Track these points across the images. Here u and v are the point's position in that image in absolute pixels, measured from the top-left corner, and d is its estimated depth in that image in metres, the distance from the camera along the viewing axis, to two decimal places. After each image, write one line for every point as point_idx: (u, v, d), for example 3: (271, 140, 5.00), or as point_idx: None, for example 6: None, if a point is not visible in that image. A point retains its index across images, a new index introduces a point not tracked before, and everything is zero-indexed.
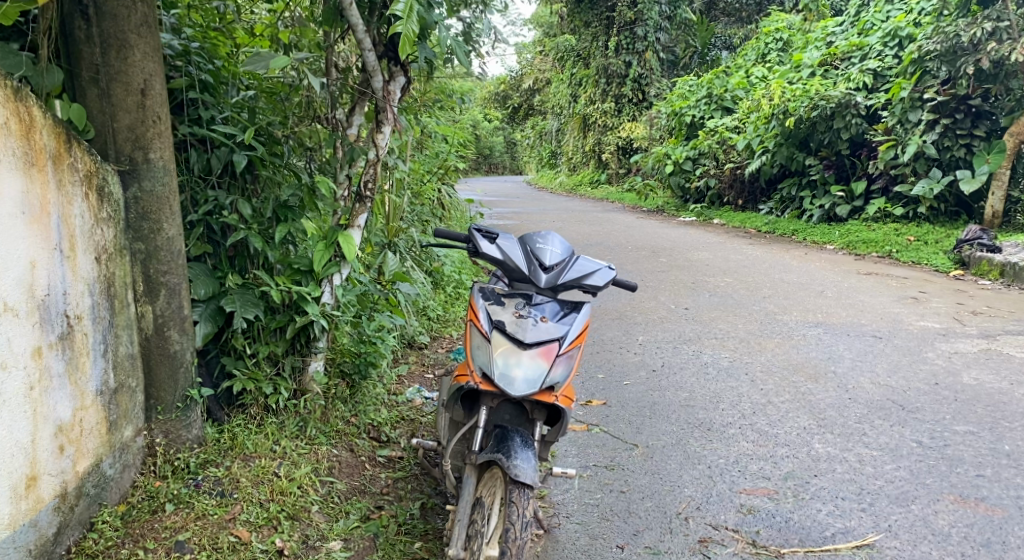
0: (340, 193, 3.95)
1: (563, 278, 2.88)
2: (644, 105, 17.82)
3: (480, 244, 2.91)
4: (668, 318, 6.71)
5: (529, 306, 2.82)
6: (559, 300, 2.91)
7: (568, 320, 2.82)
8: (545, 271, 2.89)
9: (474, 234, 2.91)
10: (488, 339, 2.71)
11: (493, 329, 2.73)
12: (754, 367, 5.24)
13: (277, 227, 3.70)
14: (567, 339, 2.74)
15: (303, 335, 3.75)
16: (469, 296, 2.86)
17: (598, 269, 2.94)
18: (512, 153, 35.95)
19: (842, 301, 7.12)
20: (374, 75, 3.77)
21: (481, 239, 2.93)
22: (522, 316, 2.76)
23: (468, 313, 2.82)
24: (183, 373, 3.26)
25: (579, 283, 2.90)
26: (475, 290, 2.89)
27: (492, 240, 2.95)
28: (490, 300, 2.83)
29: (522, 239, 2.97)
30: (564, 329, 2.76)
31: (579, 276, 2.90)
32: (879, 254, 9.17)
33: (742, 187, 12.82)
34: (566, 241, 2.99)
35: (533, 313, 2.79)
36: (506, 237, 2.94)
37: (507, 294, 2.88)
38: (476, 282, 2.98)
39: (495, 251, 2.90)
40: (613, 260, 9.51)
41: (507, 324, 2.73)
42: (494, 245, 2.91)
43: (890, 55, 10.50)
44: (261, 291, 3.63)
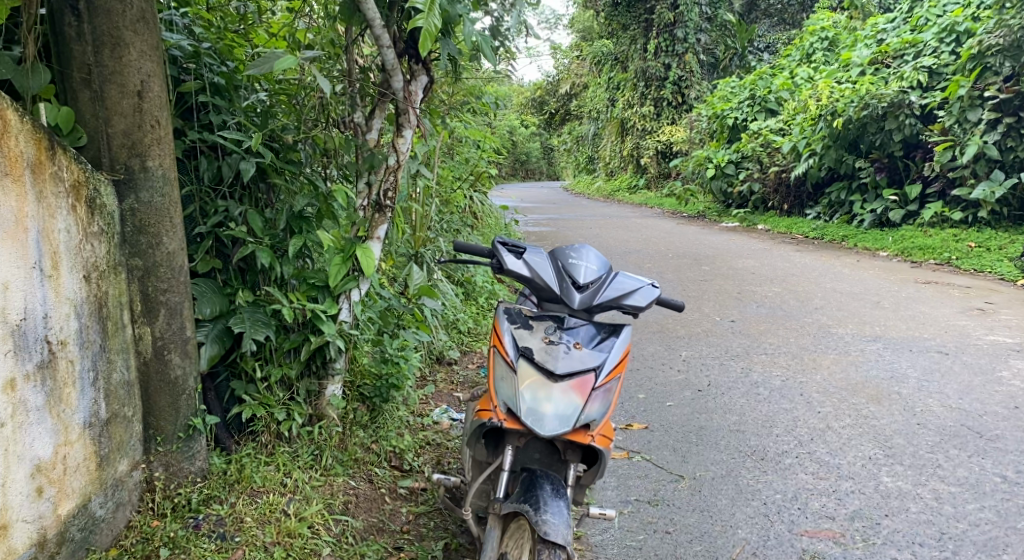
0: (359, 202, 3.60)
1: (599, 298, 2.55)
2: (683, 108, 17.37)
3: (506, 260, 2.59)
4: (713, 332, 6.34)
5: (561, 330, 2.49)
6: (595, 323, 2.57)
7: (605, 346, 2.48)
8: (579, 289, 2.56)
9: (498, 248, 2.60)
10: (514, 369, 2.39)
11: (519, 357, 2.42)
12: (809, 387, 4.85)
13: (291, 239, 3.42)
14: (604, 369, 2.41)
15: (319, 356, 3.49)
16: (493, 318, 2.54)
17: (640, 287, 2.61)
18: (550, 159, 35.64)
19: (901, 314, 6.68)
20: (394, 75, 3.47)
21: (505, 254, 2.61)
22: (553, 343, 2.44)
23: (491, 338, 2.51)
24: (185, 400, 2.99)
25: (618, 303, 2.57)
26: (499, 311, 2.57)
27: (518, 255, 2.63)
28: (515, 324, 2.51)
29: (553, 253, 2.64)
30: (601, 357, 2.43)
31: (618, 296, 2.57)
32: (937, 261, 8.68)
33: (787, 192, 12.33)
34: (602, 256, 2.66)
35: (566, 338, 2.46)
36: (534, 252, 2.62)
37: (535, 316, 2.56)
38: (499, 302, 2.66)
39: (523, 267, 2.58)
40: (653, 268, 9.14)
41: (536, 352, 2.41)
42: (521, 261, 2.59)
43: (946, 51, 9.96)
44: (272, 309, 3.37)
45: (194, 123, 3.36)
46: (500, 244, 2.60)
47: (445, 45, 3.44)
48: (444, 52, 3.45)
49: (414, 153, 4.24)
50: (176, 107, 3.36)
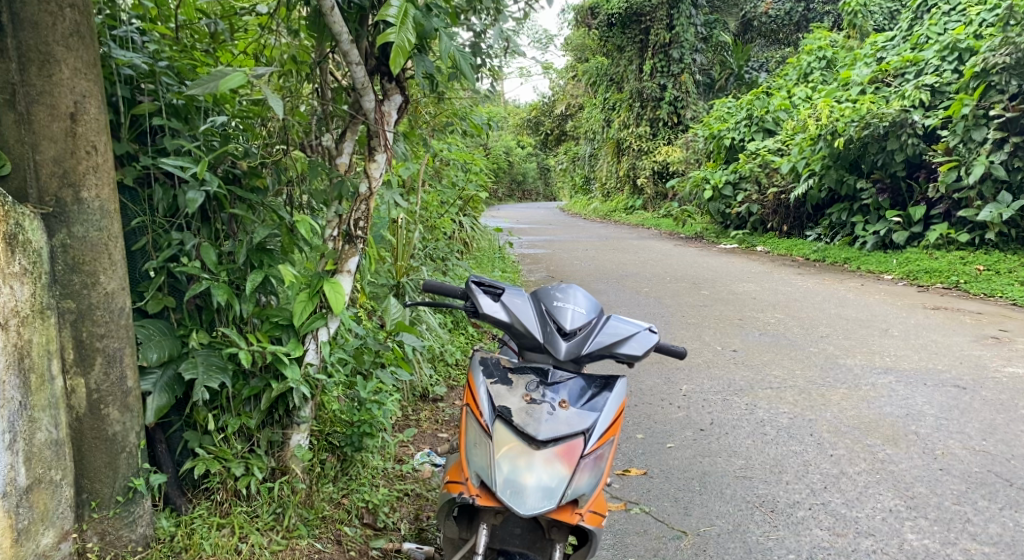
0: (327, 232, 3.26)
1: (588, 347, 2.32)
2: (679, 129, 17.08)
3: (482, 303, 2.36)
4: (715, 362, 6.01)
5: (544, 386, 2.31)
6: (585, 376, 2.38)
7: (597, 404, 2.31)
8: (566, 336, 2.34)
9: (473, 289, 2.38)
10: (489, 435, 2.24)
11: (496, 420, 2.26)
12: (819, 425, 4.54)
13: (252, 272, 3.11)
14: (594, 434, 2.24)
15: (282, 405, 3.17)
16: (468, 371, 2.38)
17: (635, 333, 2.37)
18: (546, 179, 35.39)
19: (912, 344, 6.37)
20: (363, 93, 3.13)
21: (482, 296, 2.39)
22: (535, 402, 2.27)
23: (466, 393, 2.36)
24: (124, 459, 2.66)
25: (612, 352, 2.34)
26: (475, 362, 2.41)
27: (496, 297, 2.41)
28: (492, 378, 2.35)
29: (536, 296, 2.42)
30: (590, 419, 2.26)
31: (611, 344, 2.33)
32: (945, 285, 8.38)
33: (787, 213, 12.05)
34: (592, 298, 2.43)
35: (550, 397, 2.29)
36: (514, 294, 2.40)
37: (515, 369, 2.38)
38: (476, 350, 2.49)
39: (501, 311, 2.36)
40: (650, 294, 8.81)
41: (514, 414, 2.25)
42: (498, 304, 2.37)
43: (949, 70, 9.70)
44: (229, 353, 3.04)
45: (148, 148, 3.08)
46: (474, 286, 2.38)
47: (418, 60, 3.09)
48: (417, 69, 3.09)
49: (390, 178, 3.94)
50: (128, 130, 3.06)
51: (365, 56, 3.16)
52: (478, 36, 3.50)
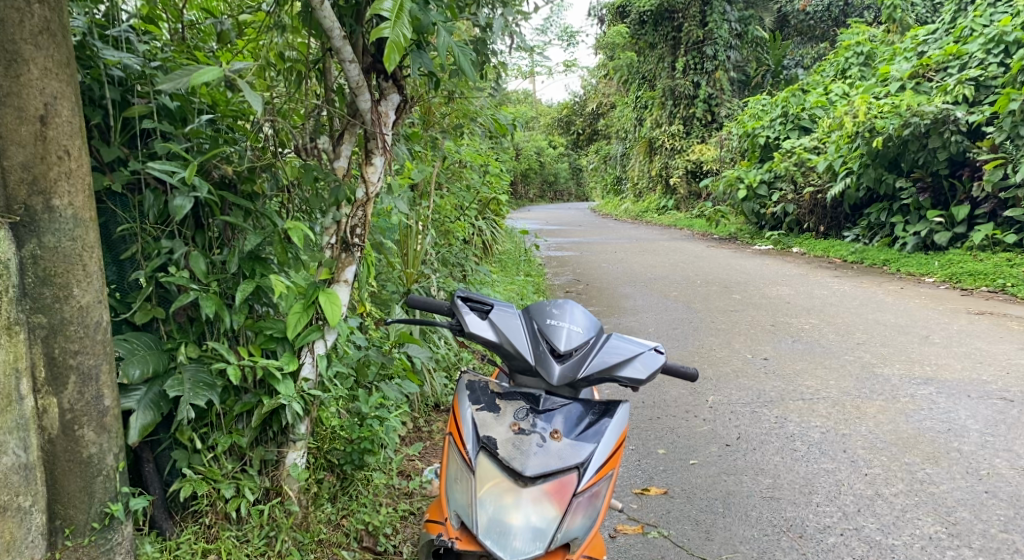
0: (325, 240, 3.05)
1: (584, 370, 2.31)
2: (713, 127, 16.71)
3: (469, 324, 2.37)
4: (745, 372, 5.76)
5: (535, 414, 2.33)
6: (582, 401, 2.39)
7: (594, 436, 2.31)
8: (560, 359, 2.33)
9: (458, 305, 2.38)
10: (473, 470, 2.25)
11: (481, 454, 2.28)
12: (853, 442, 4.31)
13: (243, 284, 2.86)
14: (589, 470, 2.24)
15: (275, 422, 2.95)
16: (454, 397, 2.40)
17: (636, 356, 2.33)
18: (578, 180, 35.10)
19: (955, 354, 6.06)
20: (359, 93, 2.94)
21: (468, 313, 2.39)
22: (523, 432, 2.29)
23: (450, 419, 2.40)
24: (100, 483, 2.51)
25: (611, 376, 2.31)
26: (462, 387, 2.43)
27: (484, 314, 2.41)
28: (478, 406, 2.37)
29: (529, 315, 2.41)
30: (585, 454, 2.26)
31: (609, 368, 2.31)
32: (990, 288, 8.02)
33: (823, 213, 11.69)
34: (590, 316, 2.40)
35: (540, 427, 2.30)
36: (504, 312, 2.39)
37: (503, 395, 2.40)
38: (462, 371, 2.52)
39: (489, 331, 2.36)
40: (680, 298, 8.55)
41: (501, 445, 2.27)
42: (487, 323, 2.38)
43: (994, 63, 9.29)
44: (218, 369, 2.85)
45: (138, 152, 2.91)
46: (461, 305, 2.39)
47: (414, 55, 2.89)
48: (415, 66, 2.89)
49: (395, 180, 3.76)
50: (119, 134, 2.91)
51: (360, 54, 2.98)
52: (484, 29, 3.23)
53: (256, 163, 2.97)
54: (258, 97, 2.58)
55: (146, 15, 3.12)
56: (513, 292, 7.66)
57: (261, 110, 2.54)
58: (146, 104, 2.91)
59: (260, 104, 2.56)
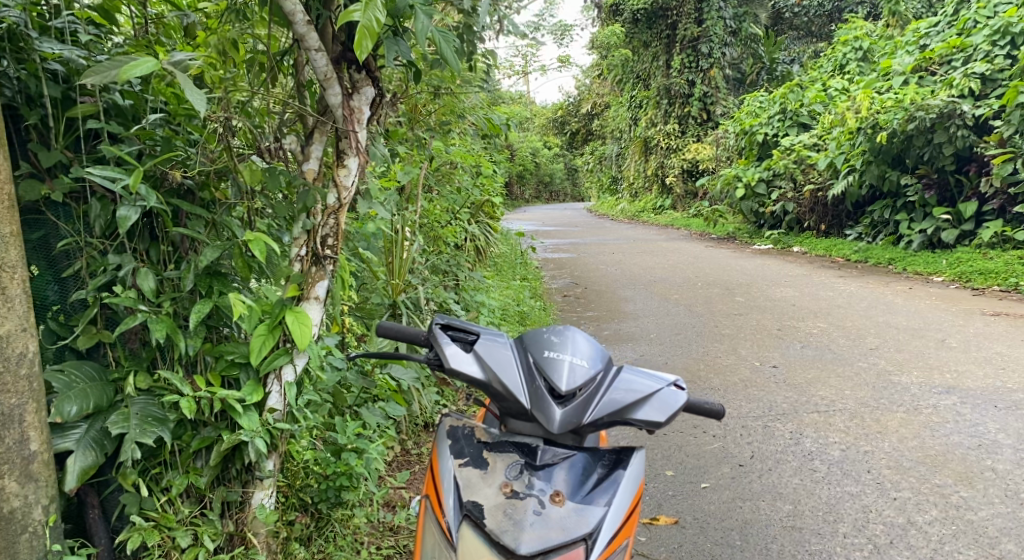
0: (294, 252, 2.64)
1: (590, 415, 1.99)
2: (709, 125, 16.38)
3: (450, 357, 2.05)
4: (753, 382, 5.44)
5: (532, 473, 2.01)
6: (588, 452, 2.07)
7: (604, 497, 1.99)
8: (562, 402, 2.00)
9: (436, 334, 2.08)
10: (454, 546, 1.95)
11: (464, 523, 1.97)
12: (877, 460, 4.00)
13: (199, 305, 2.47)
14: (599, 540, 1.92)
15: (238, 459, 2.56)
16: (433, 449, 2.13)
17: (652, 395, 2.02)
18: (573, 180, 34.80)
19: (974, 360, 5.75)
20: (327, 84, 2.54)
21: (448, 344, 2.08)
22: (517, 497, 1.97)
23: (431, 475, 2.11)
24: (25, 540, 2.20)
25: (624, 419, 2.00)
26: (444, 436, 2.15)
27: (468, 346, 2.10)
28: (462, 460, 2.07)
29: (523, 346, 2.10)
30: (593, 520, 1.94)
31: (621, 410, 2.00)
32: (1002, 287, 7.71)
33: (824, 211, 11.37)
34: (595, 346, 2.09)
35: (537, 488, 1.98)
36: (490, 342, 2.08)
37: (493, 445, 2.10)
38: (443, 413, 2.22)
39: (473, 365, 2.05)
40: (681, 301, 8.22)
41: (489, 513, 1.95)
42: (470, 356, 2.06)
43: (1000, 56, 8.96)
44: (170, 402, 2.46)
45: (83, 157, 2.55)
46: (441, 335, 2.08)
47: (388, 41, 2.47)
48: (390, 55, 2.49)
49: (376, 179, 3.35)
50: (62, 135, 2.55)
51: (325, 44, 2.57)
52: (470, 14, 2.89)
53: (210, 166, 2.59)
54: (201, 96, 2.20)
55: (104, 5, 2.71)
56: (508, 298, 7.33)
57: (204, 110, 2.18)
58: (93, 102, 2.55)
59: (204, 105, 2.19)
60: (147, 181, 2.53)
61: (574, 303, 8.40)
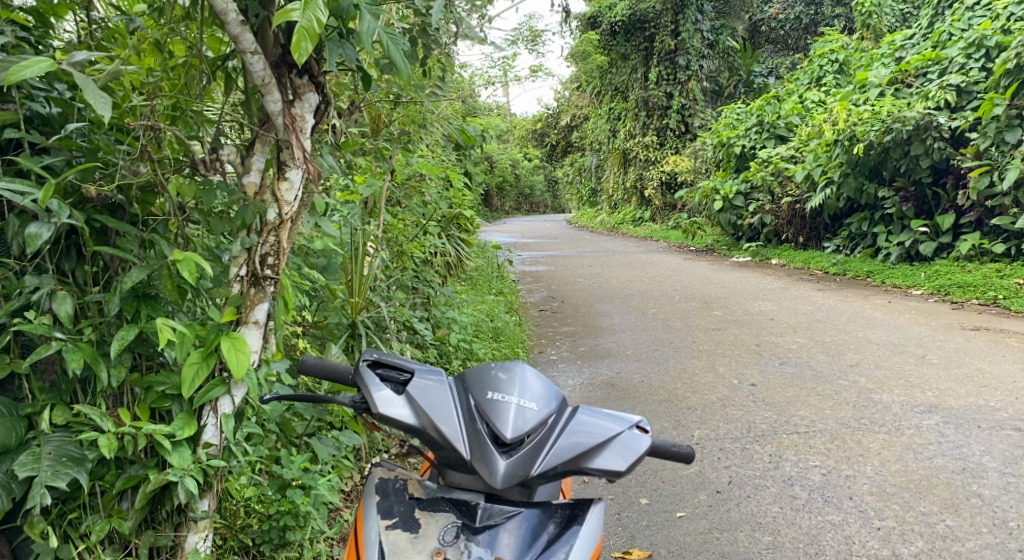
0: (233, 272, 2.44)
1: (538, 466, 1.81)
2: (687, 137, 16.28)
3: (379, 400, 1.89)
4: (730, 400, 5.27)
5: (470, 538, 1.82)
6: (538, 508, 1.88)
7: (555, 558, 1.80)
8: (508, 450, 1.83)
9: (362, 375, 1.92)
10: None
11: None
12: (859, 486, 3.85)
13: (122, 332, 2.24)
14: None
15: (167, 500, 2.32)
16: (359, 506, 1.95)
17: (611, 441, 1.86)
18: (554, 192, 34.69)
19: (956, 377, 5.61)
20: (267, 91, 2.34)
21: (376, 386, 1.91)
22: None
23: (356, 535, 1.92)
24: None
25: (579, 468, 1.83)
26: (371, 492, 1.98)
27: (400, 388, 1.94)
28: (390, 521, 1.89)
29: (465, 389, 1.93)
30: None
31: (577, 459, 1.83)
32: (981, 301, 7.61)
33: (803, 223, 11.26)
34: (549, 388, 1.94)
35: (477, 553, 1.79)
36: (425, 383, 1.91)
37: (426, 503, 1.92)
38: (374, 462, 2.07)
39: (405, 410, 1.88)
40: (657, 316, 8.05)
41: None
42: (402, 398, 1.90)
43: (976, 68, 8.88)
44: (89, 440, 2.23)
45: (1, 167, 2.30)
46: (370, 375, 1.92)
47: (330, 42, 2.28)
48: (334, 59, 2.29)
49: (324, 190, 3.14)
50: None
51: (263, 47, 2.37)
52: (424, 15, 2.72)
53: (133, 179, 2.35)
54: (103, 98, 2.05)
55: (41, 8, 2.44)
56: (481, 313, 7.12)
57: (107, 115, 2.03)
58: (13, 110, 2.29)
59: (107, 108, 2.04)
60: (62, 194, 2.28)
61: (550, 318, 8.20)
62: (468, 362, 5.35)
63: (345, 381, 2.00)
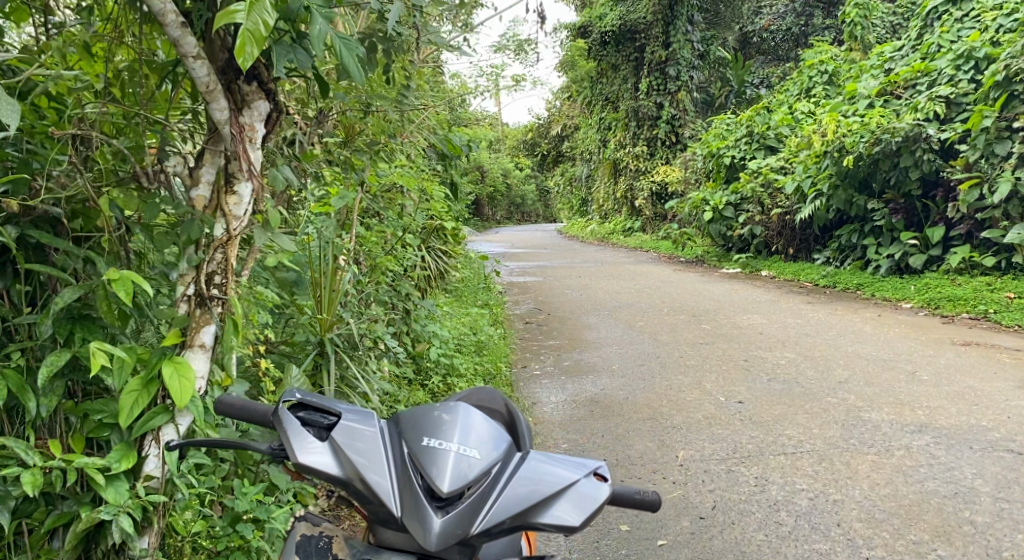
0: (180, 291, 2.29)
1: (484, 514, 1.67)
2: (678, 147, 16.18)
3: (298, 445, 1.75)
4: (717, 419, 5.12)
5: None
6: None
7: None
8: (446, 503, 1.68)
9: (282, 418, 1.78)
10: None
11: None
12: (848, 512, 3.72)
13: (53, 356, 2.08)
14: None
15: (102, 539, 2.16)
16: None
17: (563, 492, 1.72)
18: (545, 201, 34.61)
19: (947, 394, 5.49)
20: (212, 98, 2.19)
21: (297, 432, 1.77)
22: None
23: None
24: None
25: (528, 521, 1.68)
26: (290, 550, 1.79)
27: (325, 435, 1.80)
28: None
29: (399, 437, 1.79)
30: None
31: (526, 511, 1.69)
32: (971, 315, 7.50)
33: (792, 235, 11.15)
34: (495, 435, 1.80)
35: None
36: (351, 428, 1.78)
37: None
38: (296, 514, 1.86)
39: (330, 460, 1.74)
40: (644, 329, 7.91)
41: None
42: (324, 444, 1.77)
43: (965, 79, 8.79)
44: (16, 474, 2.06)
45: None
46: (291, 419, 1.78)
47: (278, 46, 2.13)
48: (282, 64, 2.14)
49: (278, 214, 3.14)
50: None
51: (209, 52, 2.23)
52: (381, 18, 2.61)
53: (65, 193, 2.18)
54: (10, 106, 1.93)
55: None
56: (464, 326, 6.95)
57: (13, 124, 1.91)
58: None
59: (13, 117, 1.93)
60: None
61: (536, 331, 8.04)
62: (447, 378, 5.18)
63: (263, 421, 1.84)
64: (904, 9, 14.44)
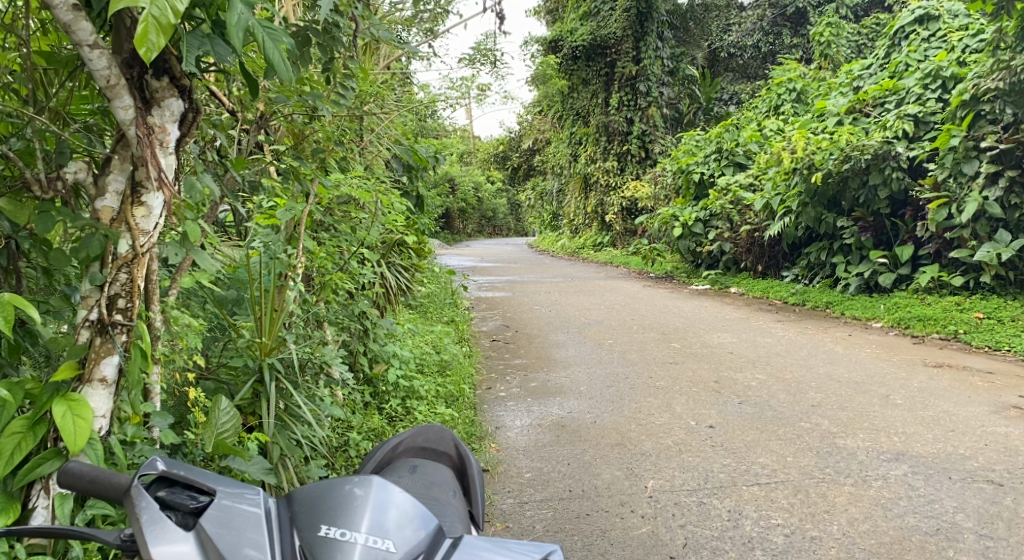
0: (80, 313, 2.05)
1: None
2: (648, 163, 16.05)
3: (152, 535, 1.54)
4: (687, 445, 4.88)
5: None
6: None
7: None
8: None
9: (137, 499, 1.57)
10: None
11: None
12: (826, 551, 3.51)
13: None
14: None
15: None
16: None
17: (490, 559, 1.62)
18: (516, 215, 34.37)
19: (922, 419, 5.30)
20: (114, 97, 1.98)
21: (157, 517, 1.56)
22: None
23: None
24: None
25: None
26: None
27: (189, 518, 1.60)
28: None
29: (291, 524, 1.64)
30: None
31: None
32: (942, 336, 7.35)
33: (761, 251, 11.00)
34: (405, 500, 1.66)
35: None
36: (227, 508, 1.61)
37: None
38: None
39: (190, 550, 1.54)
40: (612, 348, 7.67)
41: None
42: (188, 534, 1.56)
43: (932, 98, 8.70)
44: None
45: None
46: (145, 502, 1.57)
47: (189, 35, 1.91)
48: (195, 54, 1.91)
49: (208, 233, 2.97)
50: None
51: (113, 39, 1.98)
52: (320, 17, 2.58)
53: None
54: None
55: None
56: (427, 345, 6.65)
57: None
58: None
59: None
60: None
61: (502, 350, 7.76)
62: (405, 401, 4.89)
63: (115, 497, 1.60)
64: (868, 30, 14.51)
